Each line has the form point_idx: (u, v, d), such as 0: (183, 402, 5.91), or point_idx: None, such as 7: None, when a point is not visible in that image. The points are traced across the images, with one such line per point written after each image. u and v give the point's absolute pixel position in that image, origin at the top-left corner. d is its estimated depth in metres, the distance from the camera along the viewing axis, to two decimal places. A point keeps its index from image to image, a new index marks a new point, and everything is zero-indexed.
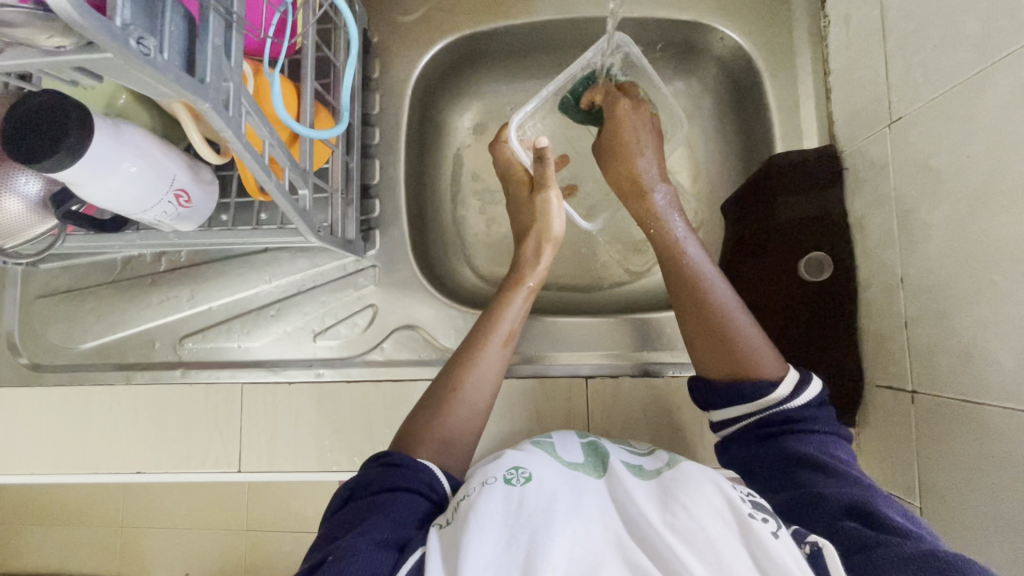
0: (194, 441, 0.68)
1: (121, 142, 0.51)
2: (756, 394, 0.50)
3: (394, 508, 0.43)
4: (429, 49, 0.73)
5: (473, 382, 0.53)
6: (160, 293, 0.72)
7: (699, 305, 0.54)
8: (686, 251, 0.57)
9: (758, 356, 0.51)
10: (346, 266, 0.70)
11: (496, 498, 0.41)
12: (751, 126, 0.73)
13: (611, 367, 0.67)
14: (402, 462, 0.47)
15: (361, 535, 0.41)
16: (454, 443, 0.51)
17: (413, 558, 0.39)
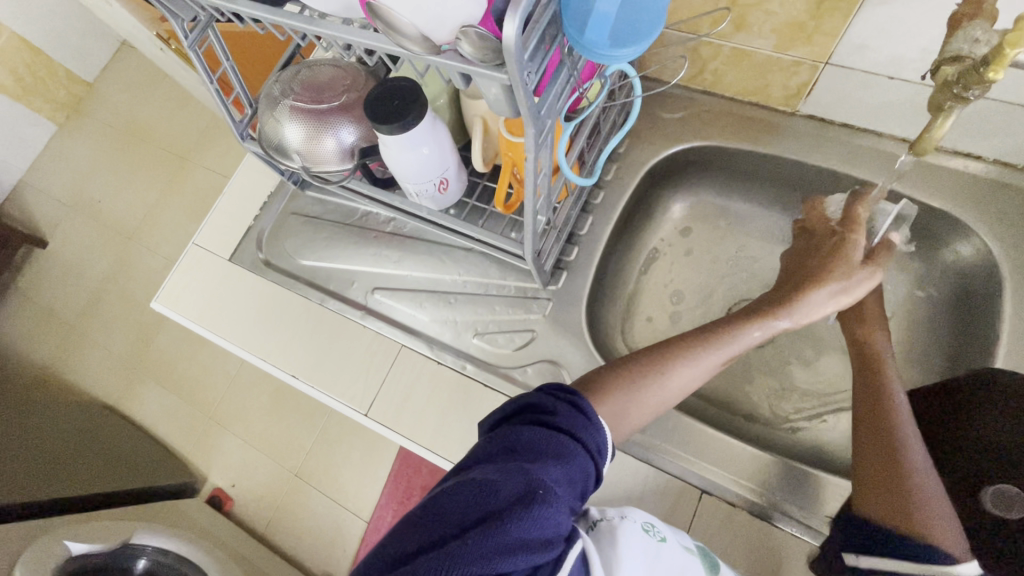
0: (345, 373, 0.79)
1: (432, 131, 0.65)
2: (918, 553, 0.45)
3: (573, 464, 0.44)
4: (675, 145, 0.82)
5: (680, 376, 0.59)
6: (376, 247, 0.86)
7: (885, 449, 0.53)
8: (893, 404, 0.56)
9: (938, 521, 0.46)
10: (527, 290, 0.78)
11: (638, 540, 0.43)
12: (970, 329, 0.69)
13: (731, 493, 0.64)
14: (587, 413, 0.48)
15: (553, 480, 0.40)
16: (633, 413, 0.57)
17: (578, 548, 0.39)
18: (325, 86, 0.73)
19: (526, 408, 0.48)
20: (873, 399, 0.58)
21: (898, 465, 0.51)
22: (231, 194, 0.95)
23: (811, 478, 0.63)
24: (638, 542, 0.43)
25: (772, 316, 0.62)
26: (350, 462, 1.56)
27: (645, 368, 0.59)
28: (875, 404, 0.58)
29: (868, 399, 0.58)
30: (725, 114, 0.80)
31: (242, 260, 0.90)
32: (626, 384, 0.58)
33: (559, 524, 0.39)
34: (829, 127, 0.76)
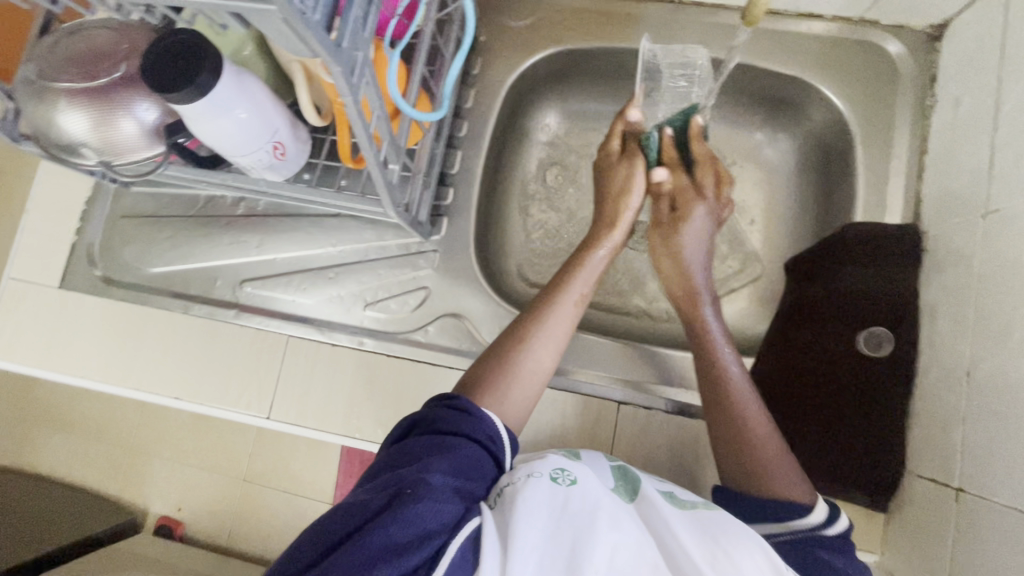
0: (233, 381, 0.71)
1: (240, 89, 0.55)
2: (779, 516, 0.51)
3: (457, 455, 0.42)
4: (532, 56, 0.75)
5: (540, 337, 0.55)
6: (232, 235, 0.76)
7: (727, 425, 0.55)
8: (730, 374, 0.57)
9: (787, 482, 0.52)
10: (409, 246, 0.73)
11: (542, 493, 0.40)
12: (832, 190, 0.73)
13: (645, 398, 0.67)
14: (467, 408, 0.46)
15: (430, 473, 0.40)
16: (512, 395, 0.52)
17: (471, 527, 0.38)
18: (95, 53, 0.58)
19: (413, 424, 0.46)
20: (707, 373, 0.58)
21: (748, 433, 0.54)
22: (37, 209, 0.79)
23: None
24: (538, 501, 0.39)
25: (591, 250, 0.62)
26: (294, 453, 1.50)
27: (506, 360, 0.54)
28: (714, 377, 0.58)
29: (705, 374, 0.58)
30: (575, 12, 0.75)
31: (75, 284, 0.77)
32: (492, 380, 0.53)
33: (436, 516, 0.38)
34: (679, 9, 0.73)
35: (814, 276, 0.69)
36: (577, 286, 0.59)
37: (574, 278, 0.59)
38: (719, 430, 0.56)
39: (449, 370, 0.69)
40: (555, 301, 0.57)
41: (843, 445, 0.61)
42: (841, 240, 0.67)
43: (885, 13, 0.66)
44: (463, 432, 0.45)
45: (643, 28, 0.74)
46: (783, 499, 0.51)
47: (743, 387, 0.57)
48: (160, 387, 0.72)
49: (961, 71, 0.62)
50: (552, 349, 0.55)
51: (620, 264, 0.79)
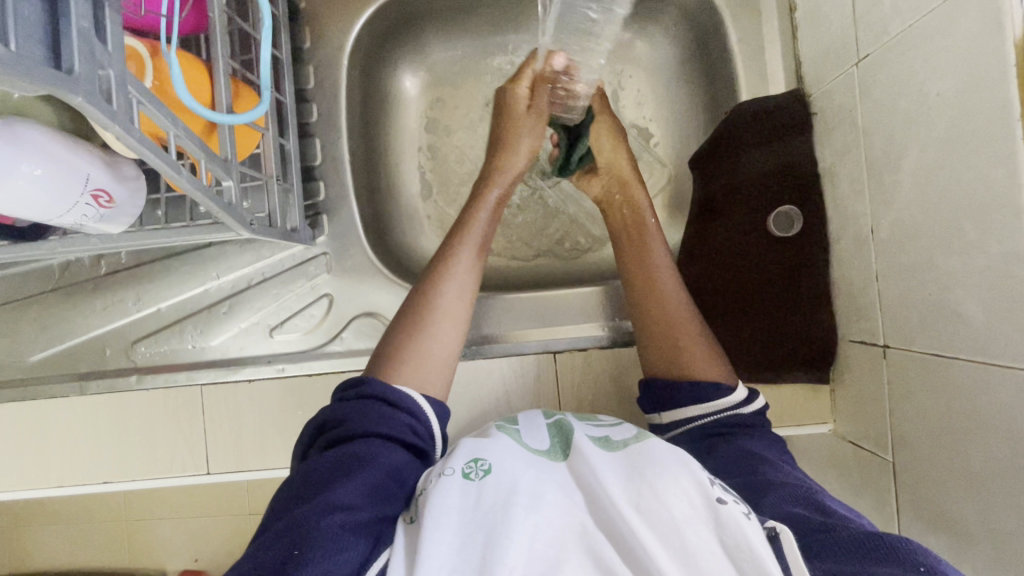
0: (159, 447, 0.66)
1: (15, 144, 0.46)
2: (711, 394, 0.52)
3: (367, 474, 0.43)
4: (362, 12, 0.67)
5: (449, 289, 0.56)
6: (105, 298, 0.68)
7: (654, 306, 0.58)
8: (662, 272, 0.60)
9: (703, 364, 0.54)
10: (296, 255, 0.67)
11: (451, 494, 0.42)
12: (714, 73, 0.69)
13: (582, 340, 0.67)
14: (379, 394, 0.49)
15: (336, 508, 0.40)
16: (431, 351, 0.53)
17: (378, 563, 0.39)
18: None
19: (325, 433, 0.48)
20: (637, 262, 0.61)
21: (674, 326, 0.57)
22: None
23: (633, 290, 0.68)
24: (452, 502, 0.42)
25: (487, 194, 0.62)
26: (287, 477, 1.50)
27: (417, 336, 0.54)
28: (647, 263, 0.60)
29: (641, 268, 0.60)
30: None
31: None
32: (405, 353, 0.53)
33: (338, 562, 0.38)
34: None
35: (712, 169, 0.67)
36: (469, 244, 0.59)
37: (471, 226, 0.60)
38: (649, 328, 0.58)
39: None
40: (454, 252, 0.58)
41: (775, 330, 0.61)
42: (728, 126, 0.64)
43: None
44: (379, 440, 0.46)
45: None
46: (709, 379, 0.53)
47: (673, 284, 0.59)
48: (85, 477, 0.67)
49: None
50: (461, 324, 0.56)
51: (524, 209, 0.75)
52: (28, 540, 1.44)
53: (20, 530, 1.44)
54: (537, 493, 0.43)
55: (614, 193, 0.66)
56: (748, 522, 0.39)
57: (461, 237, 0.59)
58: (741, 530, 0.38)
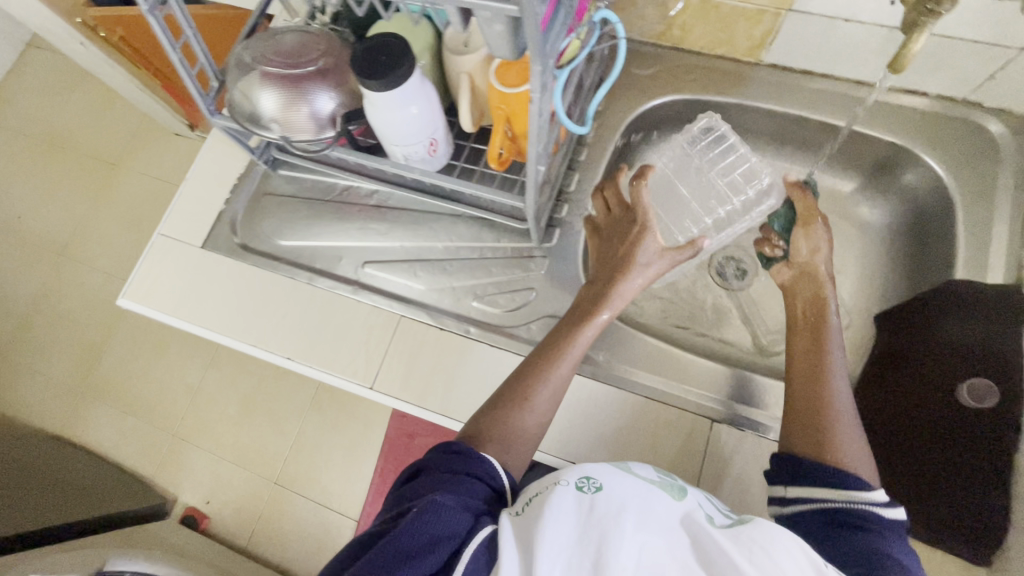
0: (343, 350, 0.76)
1: (421, 89, 0.64)
2: (850, 484, 0.52)
3: (458, 485, 0.50)
4: (651, 101, 0.84)
5: (541, 393, 0.60)
6: (361, 221, 0.83)
7: (815, 394, 0.59)
8: (831, 372, 0.60)
9: (851, 458, 0.55)
10: (523, 250, 0.79)
11: (567, 500, 0.46)
12: (927, 251, 0.76)
13: (704, 407, 0.70)
14: (464, 451, 0.54)
15: (436, 497, 0.48)
16: (515, 434, 0.58)
17: (485, 532, 0.46)
18: (298, 49, 0.70)
19: (420, 467, 0.55)
20: (810, 349, 0.63)
21: (831, 411, 0.57)
22: (192, 179, 0.88)
23: (766, 386, 0.70)
24: (564, 505, 0.46)
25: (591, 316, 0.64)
26: (326, 466, 1.76)
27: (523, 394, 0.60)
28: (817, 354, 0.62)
29: (812, 353, 0.62)
30: (694, 67, 0.84)
31: (216, 245, 0.84)
32: (494, 431, 0.58)
33: (445, 529, 0.45)
34: (791, 74, 0.81)
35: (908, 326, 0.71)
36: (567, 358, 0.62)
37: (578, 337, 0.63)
38: (801, 403, 0.59)
39: None
40: (559, 354, 0.62)
41: (933, 491, 0.62)
42: (937, 293, 0.69)
43: (990, 95, 0.73)
44: (464, 471, 0.52)
45: (756, 86, 0.81)
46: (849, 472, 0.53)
47: (840, 384, 0.59)
48: (276, 348, 0.78)
49: None
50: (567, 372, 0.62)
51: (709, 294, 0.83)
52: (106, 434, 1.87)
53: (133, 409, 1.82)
54: (643, 514, 0.46)
55: (801, 279, 0.69)
56: None
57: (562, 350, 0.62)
58: None
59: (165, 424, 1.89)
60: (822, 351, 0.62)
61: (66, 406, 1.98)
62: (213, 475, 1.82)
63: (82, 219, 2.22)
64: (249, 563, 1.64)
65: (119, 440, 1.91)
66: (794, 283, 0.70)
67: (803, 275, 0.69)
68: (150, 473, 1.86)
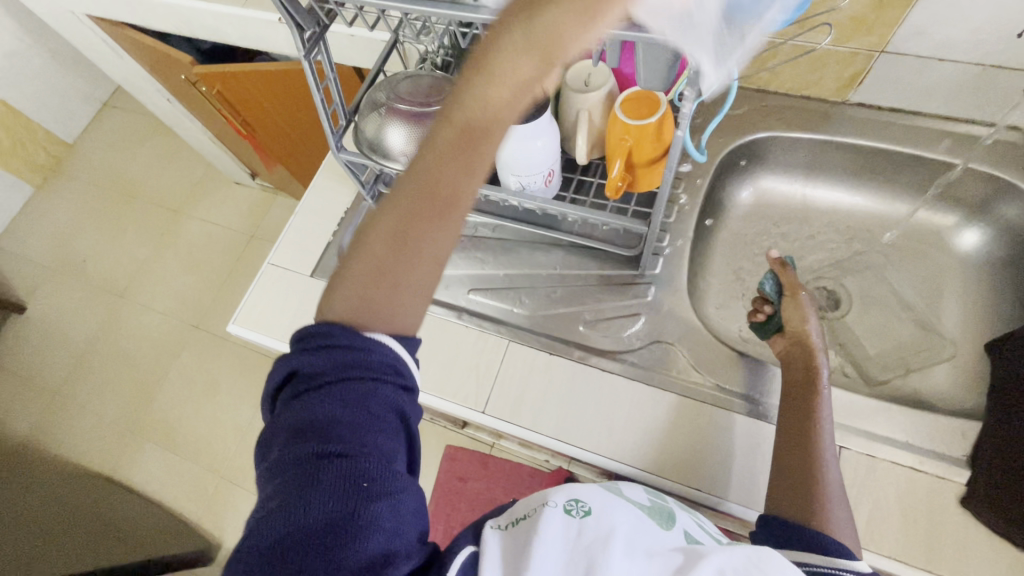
0: (453, 375, 0.77)
1: (548, 125, 0.69)
2: (840, 551, 0.51)
3: (375, 406, 0.45)
4: (742, 138, 0.88)
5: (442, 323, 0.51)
6: (465, 250, 0.86)
7: (810, 464, 0.60)
8: (818, 438, 0.61)
9: (837, 527, 0.56)
10: (627, 277, 0.81)
11: (556, 522, 0.49)
12: None
13: (727, 398, 0.72)
14: (353, 342, 0.46)
15: (373, 450, 0.43)
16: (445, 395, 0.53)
17: (458, 560, 0.46)
18: (424, 91, 0.76)
19: (311, 339, 0.47)
20: (799, 414, 0.64)
21: (823, 483, 0.58)
22: (302, 213, 0.93)
23: (773, 372, 0.73)
24: (555, 527, 0.49)
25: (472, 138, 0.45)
26: None
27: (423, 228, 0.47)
28: (801, 424, 0.63)
29: (800, 419, 0.63)
30: (783, 107, 0.88)
31: (324, 275, 0.88)
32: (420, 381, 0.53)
33: (391, 521, 0.42)
34: (880, 112, 0.84)
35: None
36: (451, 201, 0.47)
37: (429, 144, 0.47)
38: (794, 468, 0.60)
39: (660, 393, 0.73)
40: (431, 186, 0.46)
41: None
42: None
43: None
44: (372, 377, 0.46)
45: (846, 123, 0.85)
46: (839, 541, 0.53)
47: (824, 449, 0.61)
48: None
49: None
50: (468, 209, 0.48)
51: None
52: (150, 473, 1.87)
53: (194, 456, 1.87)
54: (628, 540, 0.49)
55: (794, 351, 0.70)
56: None
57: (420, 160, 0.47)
58: None
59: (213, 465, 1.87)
60: (811, 418, 0.63)
61: (116, 446, 1.98)
62: None
63: (141, 262, 2.31)
64: None
65: (165, 481, 1.89)
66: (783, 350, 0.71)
67: (795, 346, 0.71)
68: (195, 516, 1.83)
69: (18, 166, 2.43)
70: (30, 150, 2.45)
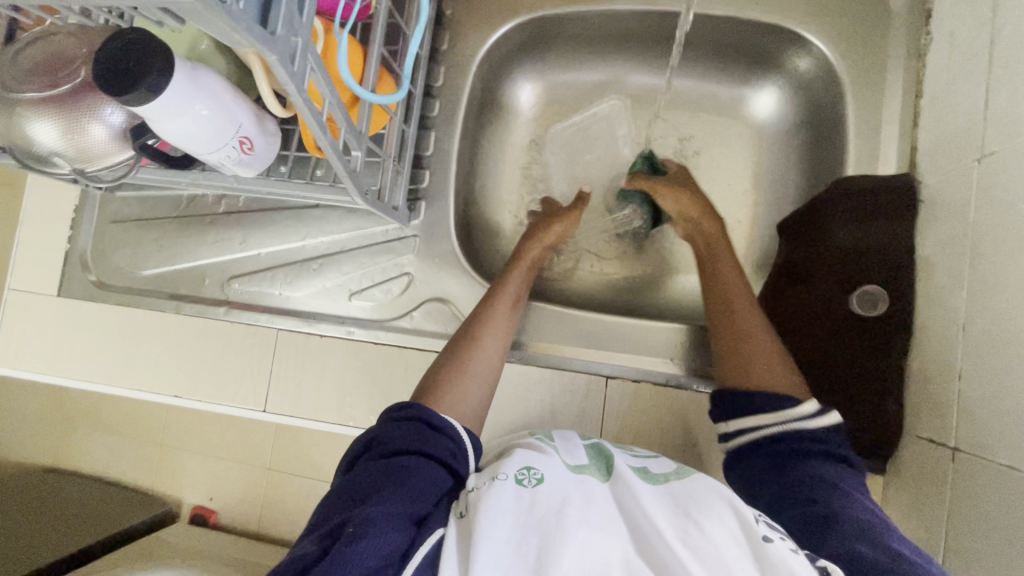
0: (227, 376, 0.72)
1: (197, 85, 0.54)
2: (768, 407, 0.52)
3: (412, 480, 0.44)
4: (502, 26, 0.72)
5: (469, 383, 0.56)
6: (216, 234, 0.76)
7: (733, 323, 0.59)
8: (736, 291, 0.60)
9: (774, 375, 0.55)
10: (389, 232, 0.72)
11: (504, 498, 0.40)
12: (823, 145, 0.69)
13: (606, 367, 0.66)
14: (425, 417, 0.50)
15: (375, 508, 0.42)
16: (467, 393, 0.55)
17: (430, 540, 0.40)
18: (55, 62, 0.58)
19: (369, 446, 0.49)
20: (716, 279, 0.63)
21: (745, 328, 0.58)
22: (27, 222, 0.79)
23: None
24: (501, 505, 0.40)
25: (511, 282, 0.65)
26: (312, 444, 1.80)
27: (461, 345, 0.59)
28: (724, 276, 0.62)
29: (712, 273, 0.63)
30: None
31: (73, 291, 0.78)
32: (442, 384, 0.55)
33: (382, 552, 0.39)
34: None
35: (801, 236, 0.66)
36: (492, 333, 0.60)
37: (490, 322, 0.61)
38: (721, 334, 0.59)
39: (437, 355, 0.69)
40: (481, 330, 0.60)
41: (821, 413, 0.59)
42: (828, 197, 0.64)
43: None
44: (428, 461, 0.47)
45: None
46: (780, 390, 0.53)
47: (744, 300, 0.60)
48: (160, 387, 0.74)
49: (955, 5, 0.57)
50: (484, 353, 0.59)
51: (605, 233, 0.78)
52: (90, 457, 1.92)
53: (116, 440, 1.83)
54: (585, 503, 0.40)
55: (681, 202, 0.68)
56: (795, 556, 0.37)
57: (490, 320, 0.61)
58: (780, 563, 0.36)
59: (148, 438, 1.91)
60: (727, 270, 0.63)
61: None
62: None
63: None
64: (263, 546, 1.73)
65: (109, 461, 1.94)
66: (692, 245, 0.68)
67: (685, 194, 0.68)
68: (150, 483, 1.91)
69: None
70: None
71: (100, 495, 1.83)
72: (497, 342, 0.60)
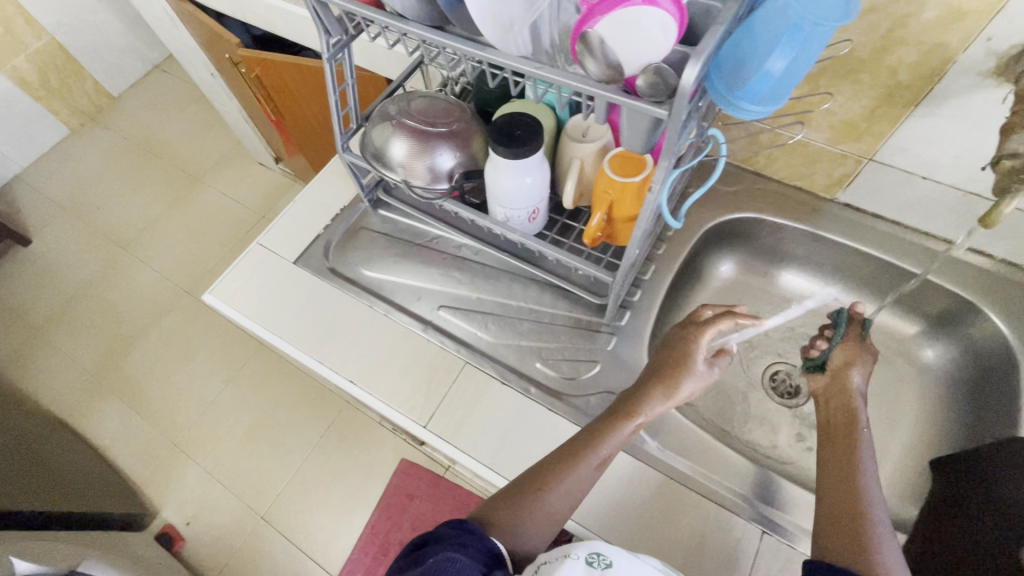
0: (404, 384, 0.78)
1: (538, 163, 0.71)
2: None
3: (470, 548, 0.55)
4: (730, 213, 0.90)
5: (529, 523, 0.62)
6: (445, 268, 0.89)
7: (847, 475, 0.58)
8: (860, 441, 0.61)
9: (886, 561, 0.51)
10: (591, 323, 0.82)
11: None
12: (985, 406, 0.78)
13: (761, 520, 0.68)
14: (472, 526, 0.58)
15: (453, 556, 0.53)
16: (521, 531, 0.61)
17: None
18: (436, 113, 0.80)
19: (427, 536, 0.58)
20: (842, 431, 0.64)
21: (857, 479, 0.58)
22: (302, 203, 0.97)
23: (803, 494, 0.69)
24: None
25: (623, 422, 0.65)
26: (318, 509, 1.72)
27: (536, 478, 0.64)
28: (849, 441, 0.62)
29: (842, 434, 0.63)
30: (775, 193, 0.91)
31: (307, 264, 0.90)
32: (501, 514, 0.62)
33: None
34: (862, 215, 0.88)
35: (960, 475, 0.71)
36: (570, 475, 0.63)
37: (567, 470, 0.63)
38: (831, 476, 0.60)
39: None
40: (558, 471, 0.63)
41: None
42: (994, 450, 0.70)
43: None
44: (479, 541, 0.57)
45: (830, 220, 0.88)
46: None
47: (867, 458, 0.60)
48: (340, 369, 0.81)
49: None
50: (551, 494, 0.62)
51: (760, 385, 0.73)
52: (110, 426, 1.91)
53: (161, 422, 1.90)
54: None
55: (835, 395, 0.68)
56: None
57: (563, 468, 0.63)
58: None
59: (169, 433, 1.88)
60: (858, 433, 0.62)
61: (80, 392, 1.98)
62: (202, 496, 1.77)
63: (152, 219, 2.36)
64: None
65: (119, 437, 1.88)
66: (839, 421, 0.65)
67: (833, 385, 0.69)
68: (139, 479, 1.81)
69: (58, 106, 2.52)
70: (73, 94, 2.55)
71: (92, 467, 1.75)
72: (571, 490, 0.63)
